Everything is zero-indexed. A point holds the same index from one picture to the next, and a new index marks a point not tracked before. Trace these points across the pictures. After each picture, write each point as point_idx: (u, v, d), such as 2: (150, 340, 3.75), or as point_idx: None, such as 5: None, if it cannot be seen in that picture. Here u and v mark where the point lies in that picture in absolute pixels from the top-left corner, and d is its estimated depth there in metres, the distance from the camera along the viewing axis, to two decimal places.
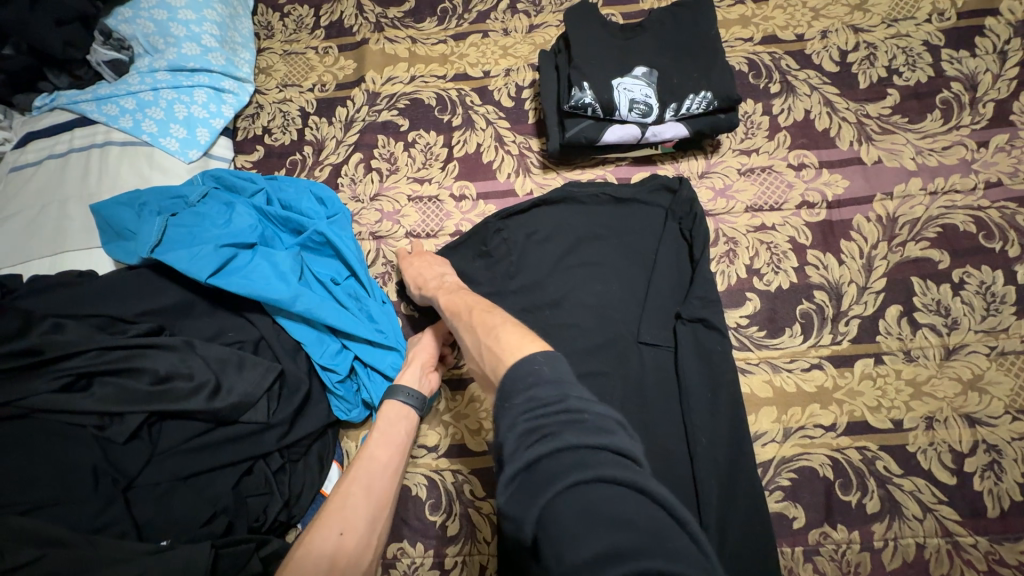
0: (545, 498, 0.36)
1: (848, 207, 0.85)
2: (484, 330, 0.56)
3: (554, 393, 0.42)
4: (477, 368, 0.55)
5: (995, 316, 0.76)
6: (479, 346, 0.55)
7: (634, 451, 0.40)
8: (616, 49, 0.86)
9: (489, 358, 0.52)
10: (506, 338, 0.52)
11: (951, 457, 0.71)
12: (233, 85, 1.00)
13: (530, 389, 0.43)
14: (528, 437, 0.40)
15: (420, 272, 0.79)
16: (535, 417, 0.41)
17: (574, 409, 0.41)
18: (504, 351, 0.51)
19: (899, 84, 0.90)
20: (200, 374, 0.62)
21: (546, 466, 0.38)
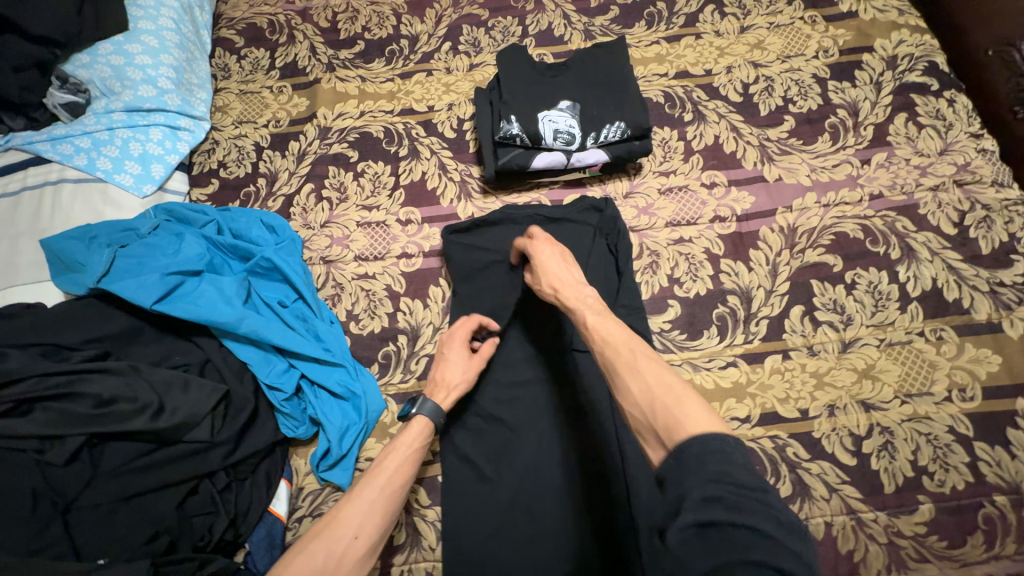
0: (715, 561, 0.36)
1: (755, 220, 0.94)
2: (656, 380, 0.51)
3: (748, 479, 0.41)
4: (636, 414, 0.51)
5: (882, 311, 0.85)
6: (650, 397, 0.50)
7: (805, 556, 0.39)
8: (542, 86, 0.96)
9: (662, 415, 0.48)
10: (686, 403, 0.48)
11: (851, 440, 0.79)
12: (188, 123, 1.05)
13: (727, 463, 0.42)
14: (711, 501, 0.39)
15: (553, 270, 0.72)
16: (724, 488, 0.40)
17: (761, 498, 0.40)
18: (684, 416, 0.47)
19: (794, 111, 1.02)
20: (143, 396, 0.65)
21: (726, 533, 0.38)
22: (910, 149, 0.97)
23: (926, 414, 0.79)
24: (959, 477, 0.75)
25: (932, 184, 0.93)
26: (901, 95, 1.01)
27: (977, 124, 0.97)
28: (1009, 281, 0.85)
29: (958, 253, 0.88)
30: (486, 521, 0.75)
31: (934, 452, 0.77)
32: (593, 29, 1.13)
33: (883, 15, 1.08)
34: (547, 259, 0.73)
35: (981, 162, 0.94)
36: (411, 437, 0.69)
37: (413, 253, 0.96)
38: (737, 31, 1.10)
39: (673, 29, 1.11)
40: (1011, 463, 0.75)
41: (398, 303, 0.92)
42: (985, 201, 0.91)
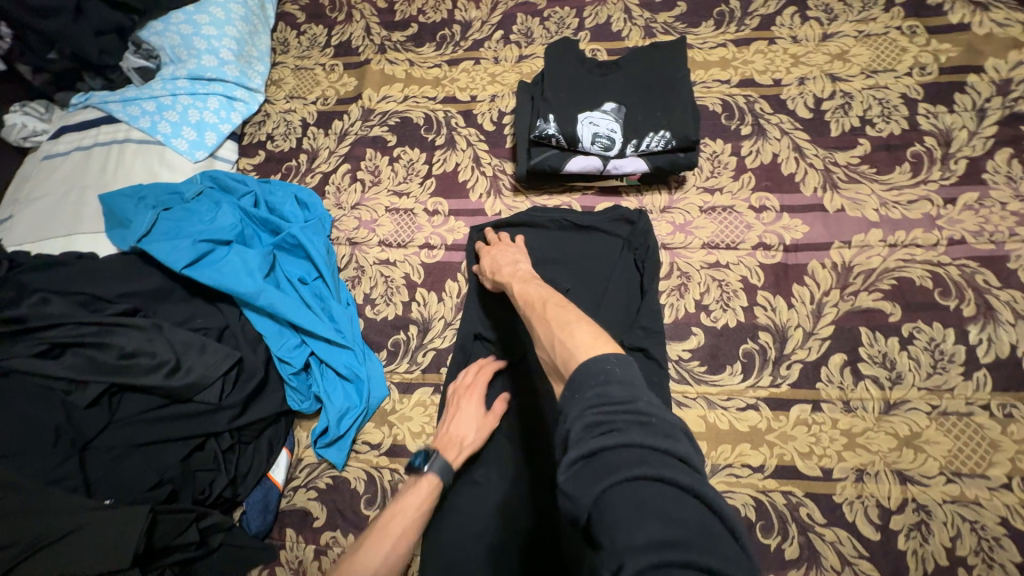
0: (601, 487, 0.34)
1: (805, 252, 0.85)
2: (558, 318, 0.52)
3: (625, 392, 0.40)
4: (547, 358, 0.51)
5: (941, 374, 0.75)
6: (552, 334, 0.51)
7: (699, 461, 0.38)
8: (588, 85, 0.91)
9: (559, 352, 0.48)
10: (578, 333, 0.48)
11: (878, 512, 0.70)
12: (244, 95, 1.10)
13: (600, 385, 0.41)
14: (592, 427, 0.38)
15: (492, 257, 0.78)
16: (603, 411, 0.38)
17: (641, 411, 0.38)
18: (576, 348, 0.47)
19: (871, 134, 0.91)
20: (162, 353, 0.69)
21: (609, 456, 0.36)
22: (1009, 192, 0.83)
23: (975, 498, 0.69)
24: None
25: None
26: (1009, 127, 0.87)
27: None
28: None
29: None
30: (473, 524, 0.69)
31: (978, 543, 0.67)
32: (655, 25, 1.05)
33: (1003, 30, 0.93)
34: (489, 254, 0.80)
35: None
36: (418, 495, 0.65)
37: (435, 245, 0.95)
38: (818, 38, 0.98)
39: (744, 31, 1.01)
40: None
41: (414, 293, 0.92)
42: None
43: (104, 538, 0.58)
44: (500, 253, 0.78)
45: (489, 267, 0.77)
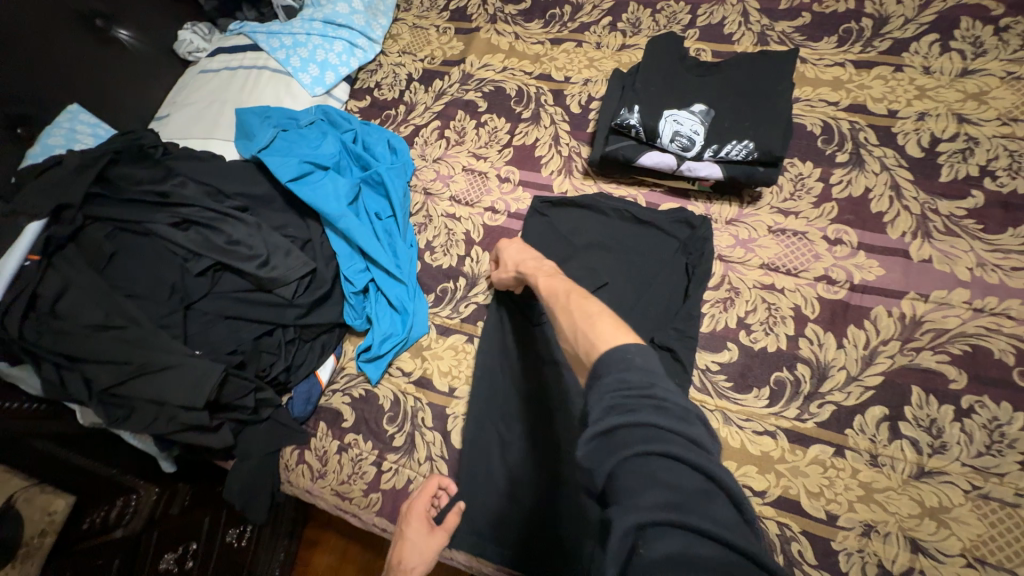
0: (614, 460, 0.40)
1: (872, 295, 0.80)
2: (582, 311, 0.56)
3: (643, 379, 0.44)
4: (571, 348, 0.55)
5: (993, 457, 0.69)
6: (576, 326, 0.55)
7: (709, 440, 0.42)
8: (682, 84, 0.91)
9: (582, 343, 0.53)
10: (601, 326, 0.52)
11: (877, 572, 0.67)
12: (364, 44, 1.22)
13: (622, 369, 0.45)
14: (610, 409, 0.42)
15: (520, 255, 0.83)
16: (620, 396, 0.43)
17: (658, 396, 0.43)
18: (598, 338, 0.51)
19: (988, 187, 0.82)
20: (257, 247, 0.83)
21: (623, 435, 0.41)
22: None
23: None
24: None
25: None
26: None
27: None
28: None
29: None
30: (479, 466, 0.81)
31: None
32: (771, 33, 1.01)
33: None
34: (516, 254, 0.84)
35: None
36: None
37: (499, 210, 1.02)
38: (954, 72, 0.89)
39: (869, 53, 0.94)
40: None
41: (470, 249, 1.00)
42: None
43: (190, 379, 0.73)
44: (518, 252, 0.84)
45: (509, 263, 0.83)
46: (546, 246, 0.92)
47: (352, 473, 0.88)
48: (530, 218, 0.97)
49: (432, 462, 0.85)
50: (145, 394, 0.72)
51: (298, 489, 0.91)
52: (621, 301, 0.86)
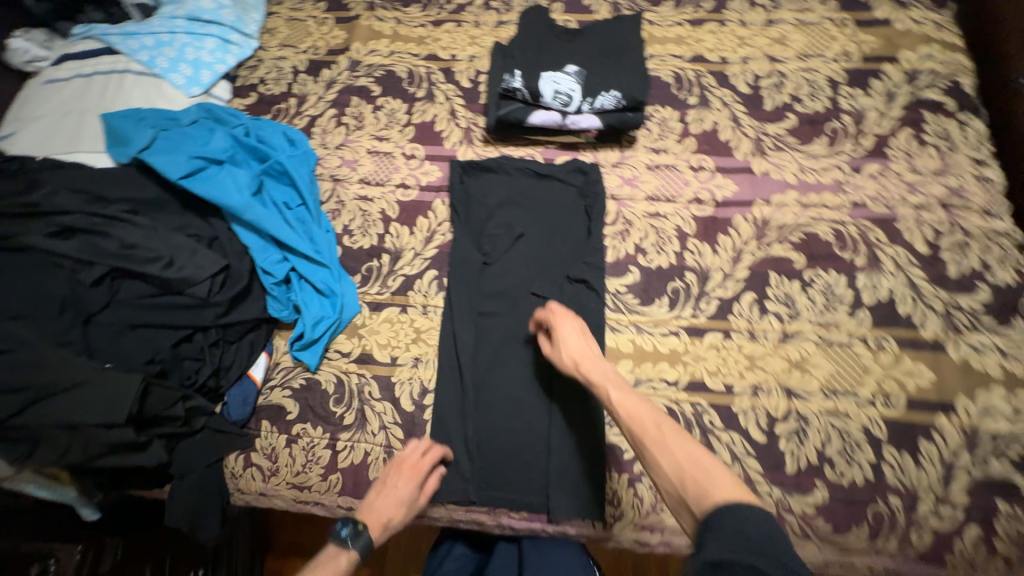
0: None
1: (732, 207, 0.98)
2: (674, 462, 0.63)
3: (766, 538, 0.52)
4: (671, 487, 0.63)
5: (831, 313, 0.89)
6: (681, 470, 0.62)
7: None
8: (555, 50, 1.03)
9: (692, 488, 0.60)
10: (710, 483, 0.60)
11: (766, 420, 0.84)
12: (239, 39, 1.18)
13: (739, 526, 0.53)
14: (722, 549, 0.52)
15: (579, 346, 0.80)
16: (747, 549, 0.51)
17: (779, 550, 0.52)
18: (713, 486, 0.59)
19: (798, 110, 1.03)
20: (158, 250, 0.81)
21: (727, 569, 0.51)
22: (906, 166, 0.97)
23: (845, 410, 0.83)
24: (861, 473, 0.79)
25: (917, 202, 0.94)
26: (912, 110, 1.01)
27: (983, 152, 0.97)
28: (966, 306, 0.87)
29: (924, 271, 0.89)
30: (440, 418, 0.88)
31: (843, 446, 0.81)
32: (622, 2, 1.16)
33: (918, 27, 1.07)
34: (573, 345, 0.80)
35: (975, 189, 0.94)
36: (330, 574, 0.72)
37: (411, 185, 1.06)
38: (762, 23, 1.11)
39: (699, 13, 1.13)
40: (915, 471, 0.79)
41: (388, 226, 1.02)
42: (966, 226, 0.91)
43: (106, 393, 0.70)
44: (573, 336, 0.81)
45: (565, 351, 0.80)
46: (463, 213, 1.00)
47: (307, 461, 0.87)
48: (452, 187, 1.03)
49: (386, 430, 0.88)
50: (54, 417, 0.68)
51: (251, 495, 0.88)
52: (536, 249, 0.96)
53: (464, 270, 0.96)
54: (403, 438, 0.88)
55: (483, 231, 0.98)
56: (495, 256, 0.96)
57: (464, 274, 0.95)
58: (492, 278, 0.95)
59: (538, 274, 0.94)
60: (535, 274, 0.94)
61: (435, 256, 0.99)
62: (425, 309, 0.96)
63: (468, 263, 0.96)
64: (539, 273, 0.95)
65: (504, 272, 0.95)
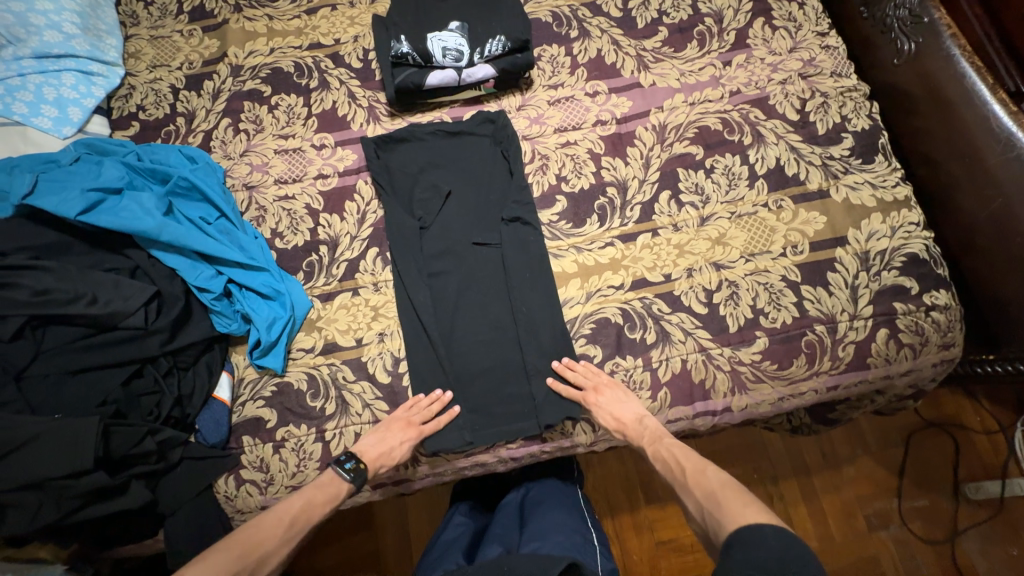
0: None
1: (632, 121, 1.06)
2: (703, 494, 0.74)
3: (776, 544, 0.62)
4: (698, 526, 0.75)
5: (735, 190, 1.00)
6: (710, 501, 0.73)
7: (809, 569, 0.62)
8: (435, 11, 1.05)
9: (711, 522, 0.71)
10: (731, 508, 0.70)
11: (705, 294, 0.94)
12: (101, 69, 1.10)
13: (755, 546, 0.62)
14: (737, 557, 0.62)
15: (616, 411, 0.87)
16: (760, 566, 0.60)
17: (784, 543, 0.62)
18: (726, 520, 0.69)
19: (667, 22, 1.13)
20: (77, 289, 0.77)
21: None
22: (766, 50, 1.09)
23: (765, 267, 0.95)
24: (788, 314, 0.92)
25: (781, 79, 1.07)
26: (760, 1, 1.13)
27: (824, 25, 1.11)
28: (838, 155, 1.01)
29: (799, 135, 1.02)
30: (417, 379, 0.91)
31: (770, 297, 0.93)
32: None
33: None
34: (605, 410, 0.87)
35: (824, 57, 1.08)
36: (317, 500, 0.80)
37: (329, 173, 1.05)
38: None
39: None
40: (829, 299, 0.92)
41: (317, 218, 1.02)
42: (824, 89, 1.05)
43: (64, 443, 0.68)
44: (614, 401, 0.87)
45: (608, 418, 0.87)
46: (389, 186, 1.02)
47: (300, 460, 0.87)
48: (371, 165, 1.03)
49: (370, 407, 0.90)
50: (16, 478, 0.67)
51: (253, 511, 0.87)
52: (468, 201, 1.00)
53: (404, 238, 0.98)
54: (389, 409, 0.90)
55: (412, 198, 1.00)
56: (431, 218, 0.98)
57: (405, 241, 0.97)
58: (433, 239, 0.98)
59: (476, 224, 0.99)
60: (473, 224, 0.99)
61: (373, 234, 1.00)
62: (377, 286, 0.97)
63: (406, 230, 0.98)
64: (476, 223, 0.99)
65: (443, 230, 0.98)
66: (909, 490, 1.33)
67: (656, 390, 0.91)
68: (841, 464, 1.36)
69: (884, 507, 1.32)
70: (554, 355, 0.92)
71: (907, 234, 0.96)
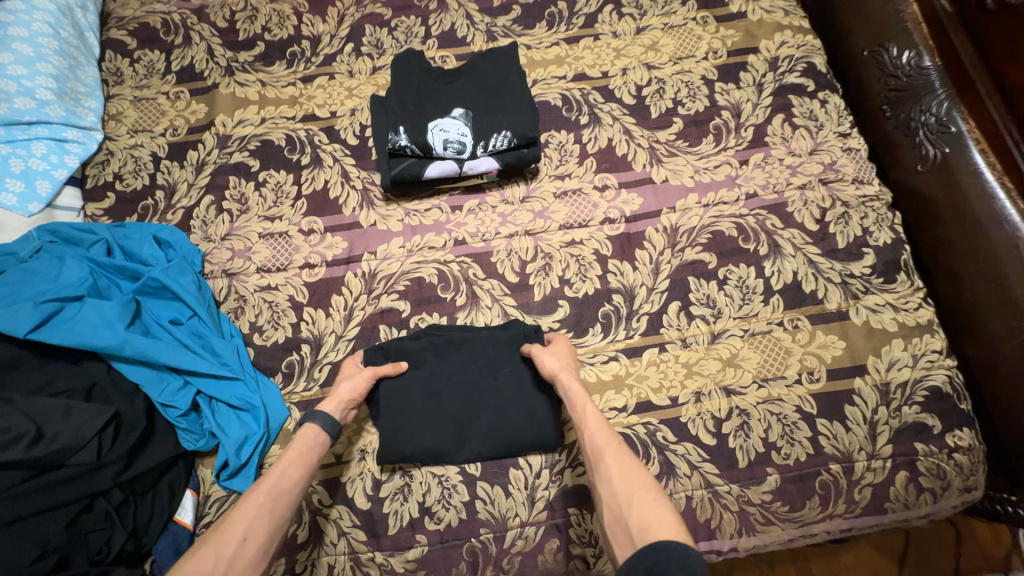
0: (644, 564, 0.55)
1: (642, 221, 1.00)
2: (617, 472, 0.68)
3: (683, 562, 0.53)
4: (615, 498, 0.66)
5: (748, 304, 0.94)
6: (626, 487, 0.66)
7: None
8: (438, 96, 1.00)
9: (634, 512, 0.62)
10: (648, 509, 0.62)
11: (713, 422, 0.87)
12: (77, 135, 1.03)
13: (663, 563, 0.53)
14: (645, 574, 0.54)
15: (563, 363, 0.83)
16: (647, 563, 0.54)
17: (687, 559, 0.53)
18: (651, 520, 0.60)
19: (682, 113, 1.07)
20: (18, 425, 0.69)
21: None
22: (784, 149, 1.04)
23: (778, 395, 0.89)
24: (802, 450, 0.86)
25: (799, 183, 1.01)
26: (780, 96, 1.08)
27: (846, 125, 1.05)
28: (858, 272, 0.95)
29: (818, 248, 0.97)
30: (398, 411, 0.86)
31: (783, 429, 0.87)
32: (495, 29, 1.15)
33: (769, 16, 1.14)
34: (555, 356, 0.84)
35: (845, 160, 1.03)
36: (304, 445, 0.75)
37: (316, 263, 0.98)
38: (632, 32, 1.14)
39: (572, 30, 1.14)
40: (846, 436, 0.86)
41: (301, 313, 0.94)
42: (845, 198, 1.00)
43: None
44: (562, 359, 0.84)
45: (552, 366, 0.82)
46: (403, 382, 0.88)
47: None
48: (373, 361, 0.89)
49: (346, 536, 0.83)
50: None
51: None
52: (481, 390, 0.87)
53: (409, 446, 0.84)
54: (367, 540, 0.83)
55: (429, 397, 0.87)
56: (439, 406, 0.86)
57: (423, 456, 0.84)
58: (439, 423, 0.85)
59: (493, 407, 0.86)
60: (495, 424, 0.85)
61: (359, 334, 0.93)
62: None
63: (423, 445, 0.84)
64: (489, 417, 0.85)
65: (463, 434, 0.85)
66: None
67: None
68: (839, 551, 1.20)
69: None
70: (540, 515, 0.84)
71: (929, 363, 0.90)
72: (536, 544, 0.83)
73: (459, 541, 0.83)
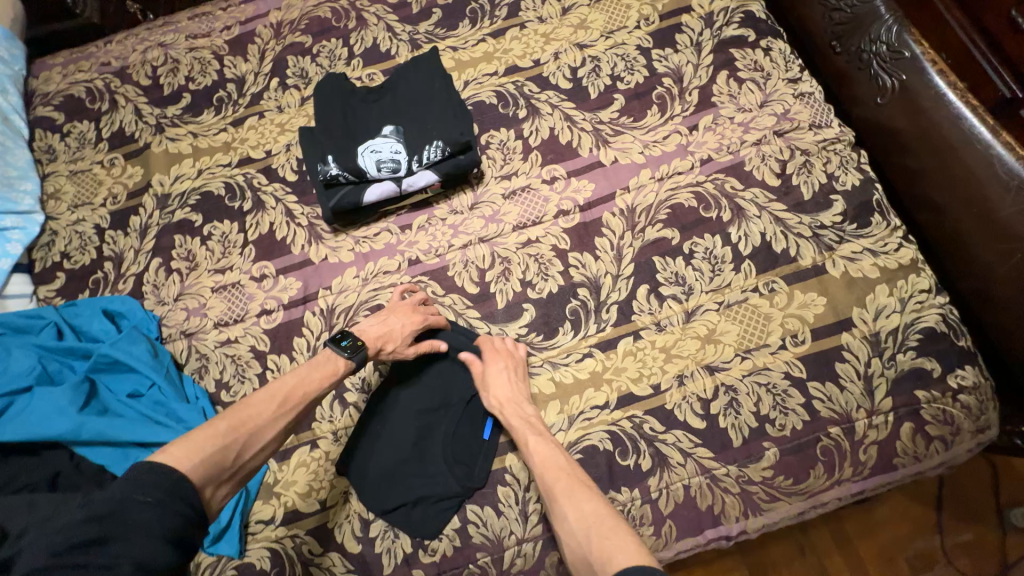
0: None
1: (597, 207, 0.96)
2: (573, 512, 0.70)
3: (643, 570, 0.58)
4: (577, 538, 0.68)
5: (719, 275, 0.90)
6: (582, 523, 0.68)
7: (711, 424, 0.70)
8: (366, 118, 0.97)
9: (596, 544, 0.65)
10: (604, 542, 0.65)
11: (700, 404, 0.84)
12: (16, 221, 1.02)
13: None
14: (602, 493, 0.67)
15: (505, 389, 0.83)
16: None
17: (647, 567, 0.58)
18: (611, 551, 0.63)
19: (622, 88, 1.03)
20: None
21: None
22: (733, 107, 0.99)
23: (764, 364, 0.84)
24: (797, 418, 0.82)
25: (754, 139, 0.96)
26: (721, 52, 1.03)
27: (794, 69, 1.00)
28: (829, 221, 0.90)
29: (783, 204, 0.92)
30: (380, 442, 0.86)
31: (773, 400, 0.83)
32: (419, 36, 1.11)
33: None
34: (498, 387, 0.84)
35: (799, 107, 0.98)
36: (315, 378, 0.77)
37: (272, 308, 0.96)
38: (559, 14, 1.09)
39: (497, 23, 1.10)
40: (841, 396, 0.82)
41: (264, 361, 0.92)
42: (804, 146, 0.95)
43: None
44: (503, 383, 0.84)
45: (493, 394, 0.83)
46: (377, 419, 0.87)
47: None
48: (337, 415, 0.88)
49: None
50: None
51: None
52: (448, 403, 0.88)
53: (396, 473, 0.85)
54: None
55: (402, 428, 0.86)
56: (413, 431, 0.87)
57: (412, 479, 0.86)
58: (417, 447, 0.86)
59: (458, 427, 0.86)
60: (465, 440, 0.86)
61: None
62: (336, 435, 0.87)
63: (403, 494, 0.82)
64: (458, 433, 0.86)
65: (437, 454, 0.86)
66: (952, 526, 1.10)
67: (660, 524, 0.80)
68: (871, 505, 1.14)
69: (927, 546, 1.10)
70: (536, 530, 0.81)
71: (919, 304, 0.85)
72: (536, 560, 0.80)
73: (458, 570, 0.80)
